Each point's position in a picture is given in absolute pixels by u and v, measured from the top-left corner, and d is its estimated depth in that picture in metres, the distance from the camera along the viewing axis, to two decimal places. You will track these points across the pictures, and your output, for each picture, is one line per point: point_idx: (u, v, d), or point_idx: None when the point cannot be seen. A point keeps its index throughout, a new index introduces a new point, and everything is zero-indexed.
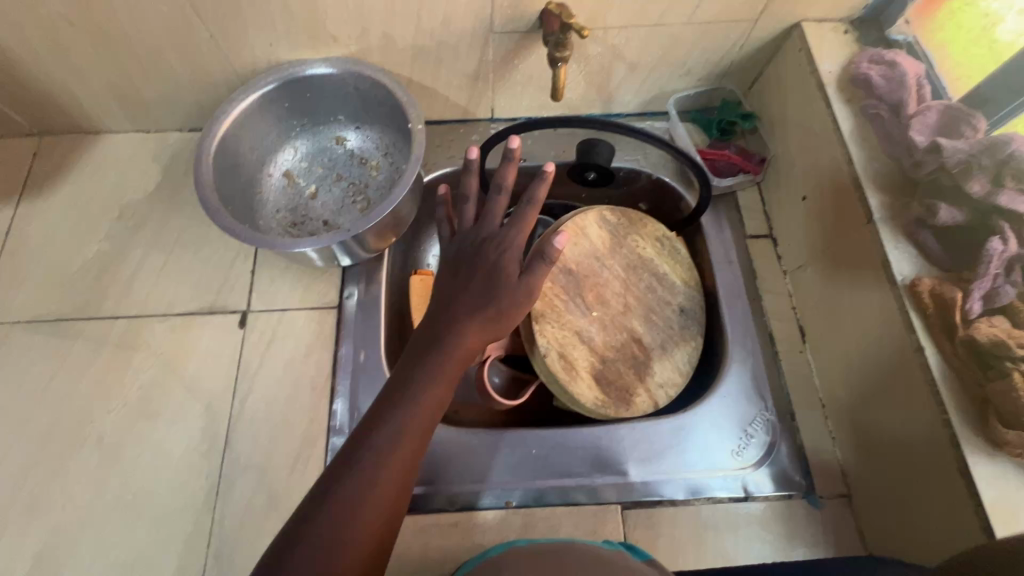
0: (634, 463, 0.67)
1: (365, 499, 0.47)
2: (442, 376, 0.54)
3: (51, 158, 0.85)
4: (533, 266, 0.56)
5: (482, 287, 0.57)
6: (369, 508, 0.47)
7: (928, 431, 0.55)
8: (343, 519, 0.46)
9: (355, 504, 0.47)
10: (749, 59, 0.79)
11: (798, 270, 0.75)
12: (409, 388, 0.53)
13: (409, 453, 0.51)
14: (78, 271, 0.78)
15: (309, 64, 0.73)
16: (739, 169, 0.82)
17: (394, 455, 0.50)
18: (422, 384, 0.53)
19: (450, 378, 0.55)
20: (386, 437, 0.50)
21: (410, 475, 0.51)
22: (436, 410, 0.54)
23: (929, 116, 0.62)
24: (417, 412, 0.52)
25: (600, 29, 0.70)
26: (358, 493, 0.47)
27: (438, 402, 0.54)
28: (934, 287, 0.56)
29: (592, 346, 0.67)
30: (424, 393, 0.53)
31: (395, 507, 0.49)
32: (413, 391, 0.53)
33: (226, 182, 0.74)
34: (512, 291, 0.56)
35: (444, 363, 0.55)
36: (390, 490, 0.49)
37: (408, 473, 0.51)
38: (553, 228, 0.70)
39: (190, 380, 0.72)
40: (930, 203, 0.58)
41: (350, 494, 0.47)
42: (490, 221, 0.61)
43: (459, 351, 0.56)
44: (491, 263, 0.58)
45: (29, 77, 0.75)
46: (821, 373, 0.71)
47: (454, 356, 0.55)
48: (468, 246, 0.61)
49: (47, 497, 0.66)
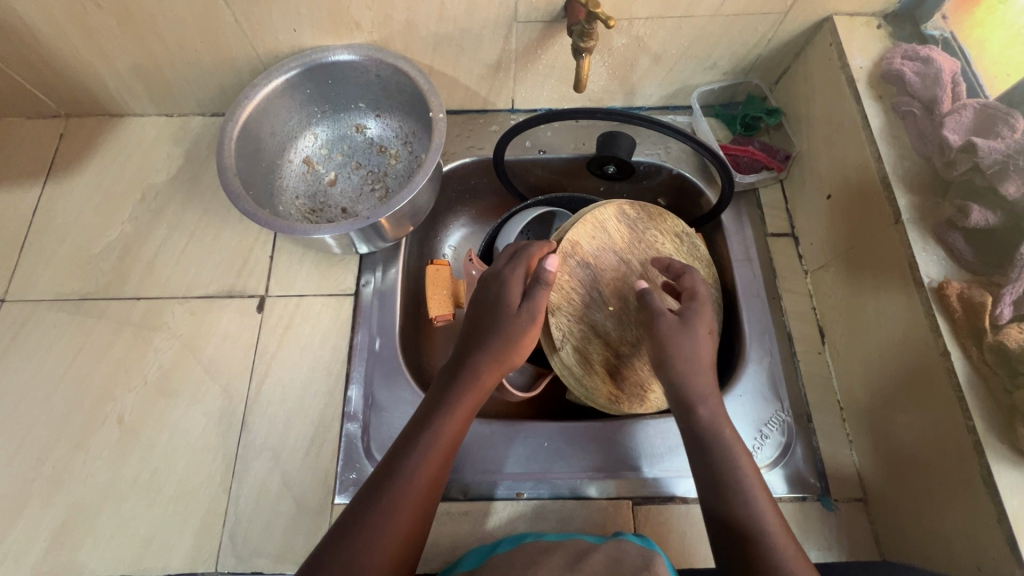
0: (647, 459, 0.67)
1: (389, 526, 0.49)
2: (459, 408, 0.56)
3: (77, 139, 0.86)
4: (534, 291, 0.58)
5: (495, 317, 0.58)
6: (390, 538, 0.49)
7: (955, 447, 0.53)
8: (364, 547, 0.48)
9: (376, 534, 0.49)
10: (775, 53, 0.77)
11: (819, 270, 0.74)
12: (430, 419, 0.55)
13: (429, 483, 0.53)
14: (102, 251, 0.79)
15: (332, 51, 0.73)
16: (762, 166, 0.80)
17: (416, 485, 0.51)
18: (443, 415, 0.55)
19: (468, 410, 0.57)
20: (408, 467, 0.52)
21: (431, 505, 0.53)
22: (456, 438, 0.56)
23: (964, 115, 0.60)
24: (436, 443, 0.54)
25: (625, 20, 0.69)
26: (379, 521, 0.49)
27: (459, 429, 0.56)
28: (962, 291, 0.55)
29: (607, 341, 0.65)
30: (443, 423, 0.55)
31: (416, 534, 0.51)
32: (433, 421, 0.55)
33: (249, 166, 0.74)
34: (514, 320, 0.57)
35: (461, 395, 0.56)
36: (413, 519, 0.51)
37: (427, 500, 0.52)
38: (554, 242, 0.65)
39: (208, 361, 0.73)
40: (962, 204, 0.57)
41: (372, 522, 0.49)
42: (501, 258, 0.62)
43: (479, 385, 0.57)
44: (495, 295, 0.59)
45: (56, 59, 0.76)
46: (839, 374, 0.70)
47: (470, 388, 0.57)
48: (487, 274, 0.62)
49: (68, 471, 0.67)
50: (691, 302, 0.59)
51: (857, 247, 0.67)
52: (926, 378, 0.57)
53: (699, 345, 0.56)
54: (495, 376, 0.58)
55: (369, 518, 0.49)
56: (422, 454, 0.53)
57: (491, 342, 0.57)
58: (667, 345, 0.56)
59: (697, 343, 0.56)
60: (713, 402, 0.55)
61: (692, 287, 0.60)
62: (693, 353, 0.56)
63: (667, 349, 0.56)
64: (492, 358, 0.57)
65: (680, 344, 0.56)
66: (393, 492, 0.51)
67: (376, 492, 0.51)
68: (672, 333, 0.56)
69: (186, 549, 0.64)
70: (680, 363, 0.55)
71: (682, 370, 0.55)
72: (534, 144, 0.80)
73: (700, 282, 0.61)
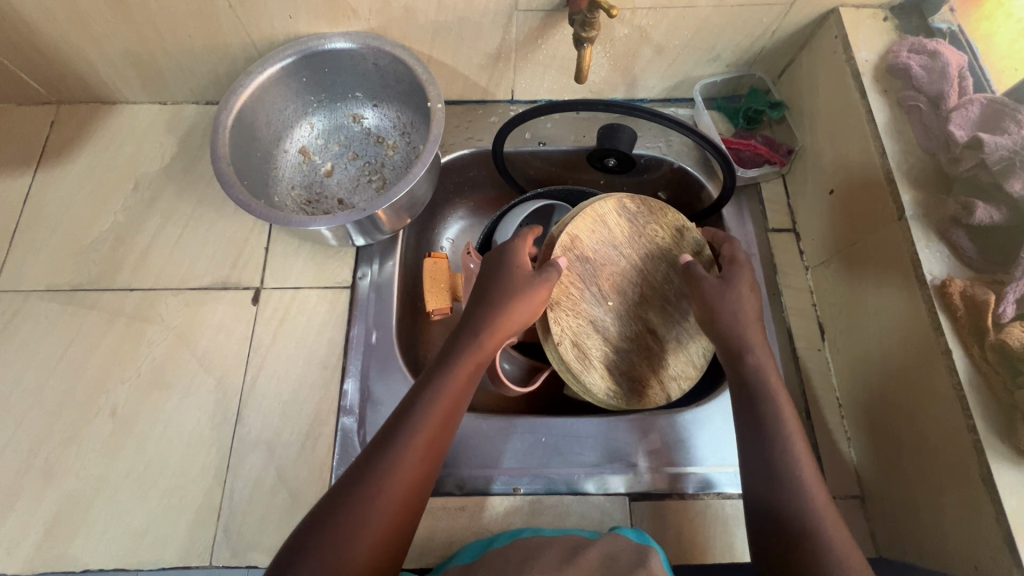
0: (644, 455, 0.66)
1: (391, 482, 0.48)
2: (461, 368, 0.54)
3: (69, 127, 0.85)
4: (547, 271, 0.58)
5: (500, 280, 0.58)
6: (387, 498, 0.47)
7: (954, 443, 0.53)
8: (363, 505, 0.46)
9: (374, 493, 0.47)
10: (779, 46, 0.76)
11: (820, 266, 0.74)
12: (432, 378, 0.54)
13: (429, 444, 0.51)
14: (94, 241, 0.78)
15: (328, 39, 0.72)
16: (764, 160, 0.80)
17: (415, 444, 0.50)
18: (444, 375, 0.54)
19: (471, 371, 0.55)
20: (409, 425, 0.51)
21: (433, 465, 0.51)
22: (458, 400, 0.54)
23: (971, 110, 0.59)
24: (437, 403, 0.52)
25: (628, 10, 0.67)
26: (376, 482, 0.47)
27: (461, 390, 0.54)
28: (965, 289, 0.54)
29: (606, 336, 0.63)
30: (444, 383, 0.53)
31: (415, 498, 0.49)
32: (434, 382, 0.53)
33: (244, 156, 0.73)
34: (519, 281, 0.57)
35: (463, 357, 0.55)
36: (415, 477, 0.49)
37: (426, 462, 0.50)
38: (553, 238, 0.63)
39: (202, 353, 0.72)
40: (967, 201, 0.56)
41: (371, 480, 0.48)
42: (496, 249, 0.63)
43: (481, 347, 0.56)
44: (497, 267, 0.59)
45: (46, 43, 0.74)
46: (840, 372, 0.70)
47: (473, 350, 0.55)
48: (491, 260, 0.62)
49: (61, 464, 0.67)
50: (733, 265, 0.61)
51: (859, 242, 0.66)
52: (925, 374, 0.56)
53: (743, 302, 0.58)
54: (496, 339, 0.57)
55: (368, 477, 0.48)
56: (426, 411, 0.51)
57: (498, 300, 0.56)
58: (727, 297, 0.58)
59: (741, 299, 0.58)
60: (773, 383, 0.54)
61: (731, 251, 0.62)
62: (739, 306, 0.58)
63: (724, 302, 0.58)
64: (499, 317, 0.56)
65: (727, 300, 0.58)
66: (395, 449, 0.49)
67: (377, 450, 0.49)
68: (720, 292, 0.58)
69: (180, 543, 0.63)
70: (731, 315, 0.57)
71: (734, 321, 0.57)
72: (534, 135, 0.79)
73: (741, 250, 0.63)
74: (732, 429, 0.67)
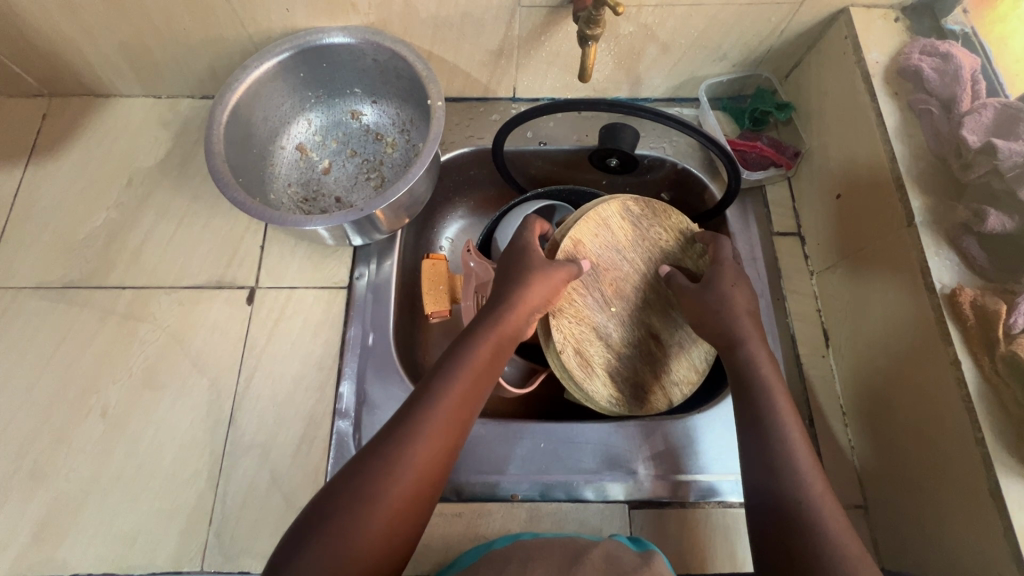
0: (645, 462, 0.65)
1: (410, 454, 0.45)
2: (486, 342, 0.52)
3: (61, 120, 0.83)
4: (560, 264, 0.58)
5: (521, 259, 0.56)
6: (406, 469, 0.45)
7: (962, 456, 0.52)
8: (380, 474, 0.44)
9: (393, 463, 0.45)
10: (787, 46, 0.75)
11: (825, 272, 0.72)
12: (457, 352, 0.52)
13: (452, 418, 0.48)
14: (86, 238, 0.76)
15: (326, 33, 0.70)
16: (770, 163, 0.78)
17: (437, 417, 0.47)
18: (469, 348, 0.52)
19: (496, 347, 0.52)
20: (432, 396, 0.48)
21: (456, 444, 0.49)
22: (483, 375, 0.51)
23: (985, 115, 0.58)
24: (461, 376, 0.50)
25: (634, 7, 0.66)
26: (396, 452, 0.45)
27: (486, 364, 0.51)
28: (976, 298, 0.53)
29: (609, 342, 0.62)
30: (468, 356, 0.51)
31: (435, 474, 0.47)
32: (458, 355, 0.51)
33: (238, 153, 0.72)
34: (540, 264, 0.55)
35: (489, 331, 0.53)
36: (436, 452, 0.47)
37: (449, 436, 0.48)
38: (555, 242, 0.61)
39: (196, 353, 0.70)
40: (978, 208, 0.55)
41: (390, 450, 0.45)
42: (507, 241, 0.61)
43: (508, 321, 0.53)
44: (515, 250, 0.58)
45: (37, 34, 0.73)
46: (844, 379, 0.69)
47: (500, 324, 0.53)
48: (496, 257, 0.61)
49: (51, 465, 0.66)
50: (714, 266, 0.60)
51: (866, 248, 0.65)
52: (933, 384, 0.55)
53: (731, 298, 0.57)
54: (523, 314, 0.54)
55: (387, 446, 0.46)
56: (447, 384, 0.49)
57: (517, 276, 0.55)
58: (719, 297, 0.57)
59: (728, 296, 0.57)
60: (776, 392, 0.52)
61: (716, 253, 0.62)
62: (727, 306, 0.57)
63: (722, 302, 0.57)
64: (525, 290, 0.54)
65: (715, 299, 0.57)
66: (414, 421, 0.47)
67: (394, 424, 0.47)
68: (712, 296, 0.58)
69: (171, 547, 0.62)
70: (723, 315, 0.57)
71: (727, 320, 0.56)
72: (535, 134, 0.77)
73: (726, 251, 0.61)
74: (733, 437, 0.66)
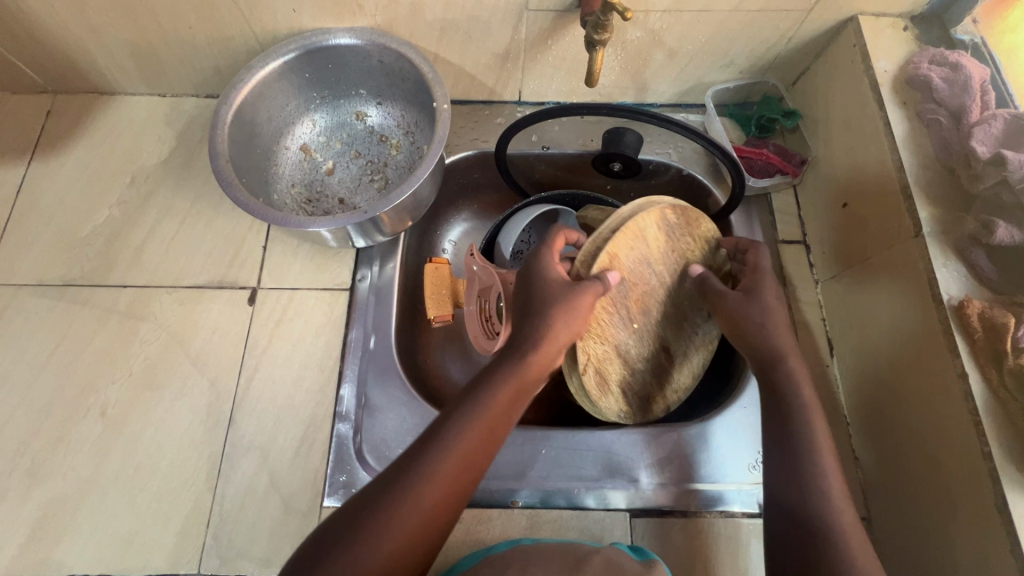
0: (647, 470, 0.64)
1: (425, 485, 0.45)
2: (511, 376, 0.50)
3: (65, 117, 0.83)
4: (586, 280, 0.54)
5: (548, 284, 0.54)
6: (420, 500, 0.44)
7: (969, 470, 0.51)
8: (393, 502, 0.44)
9: (408, 492, 0.44)
10: (795, 53, 0.74)
11: (831, 281, 0.72)
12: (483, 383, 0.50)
13: (471, 452, 0.47)
14: (88, 236, 0.76)
15: (333, 34, 0.70)
16: (776, 170, 0.78)
17: (457, 449, 0.46)
18: (494, 381, 0.50)
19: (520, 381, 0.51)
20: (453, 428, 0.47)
21: (473, 478, 0.47)
22: (506, 409, 0.50)
23: (993, 126, 0.57)
24: (484, 408, 0.49)
25: (642, 12, 0.66)
26: (412, 481, 0.45)
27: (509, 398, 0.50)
28: (983, 311, 0.52)
29: (626, 358, 0.61)
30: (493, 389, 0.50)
31: (449, 507, 0.46)
32: (483, 387, 0.50)
33: (242, 153, 0.71)
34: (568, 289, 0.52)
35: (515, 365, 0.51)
36: (451, 485, 0.46)
37: (467, 471, 0.47)
38: (586, 260, 0.56)
39: (196, 354, 0.70)
40: (987, 220, 0.55)
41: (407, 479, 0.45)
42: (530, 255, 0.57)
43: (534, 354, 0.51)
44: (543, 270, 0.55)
45: (42, 31, 0.72)
46: (848, 390, 0.68)
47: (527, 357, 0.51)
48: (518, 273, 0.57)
49: (48, 464, 0.65)
50: (753, 277, 0.59)
51: (872, 258, 0.64)
52: (941, 397, 0.55)
53: (770, 313, 0.56)
54: (550, 349, 0.52)
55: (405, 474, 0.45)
56: (469, 417, 0.48)
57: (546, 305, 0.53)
58: (759, 313, 0.56)
59: (768, 311, 0.56)
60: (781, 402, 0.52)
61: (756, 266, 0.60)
62: (767, 322, 0.56)
63: (764, 317, 0.56)
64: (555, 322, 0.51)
65: (750, 313, 0.56)
66: (433, 451, 0.46)
67: (415, 451, 0.47)
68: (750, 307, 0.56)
69: (168, 549, 0.62)
70: (761, 330, 0.56)
71: (766, 335, 0.55)
72: (540, 138, 0.77)
73: (765, 258, 0.60)
74: (735, 445, 0.65)
